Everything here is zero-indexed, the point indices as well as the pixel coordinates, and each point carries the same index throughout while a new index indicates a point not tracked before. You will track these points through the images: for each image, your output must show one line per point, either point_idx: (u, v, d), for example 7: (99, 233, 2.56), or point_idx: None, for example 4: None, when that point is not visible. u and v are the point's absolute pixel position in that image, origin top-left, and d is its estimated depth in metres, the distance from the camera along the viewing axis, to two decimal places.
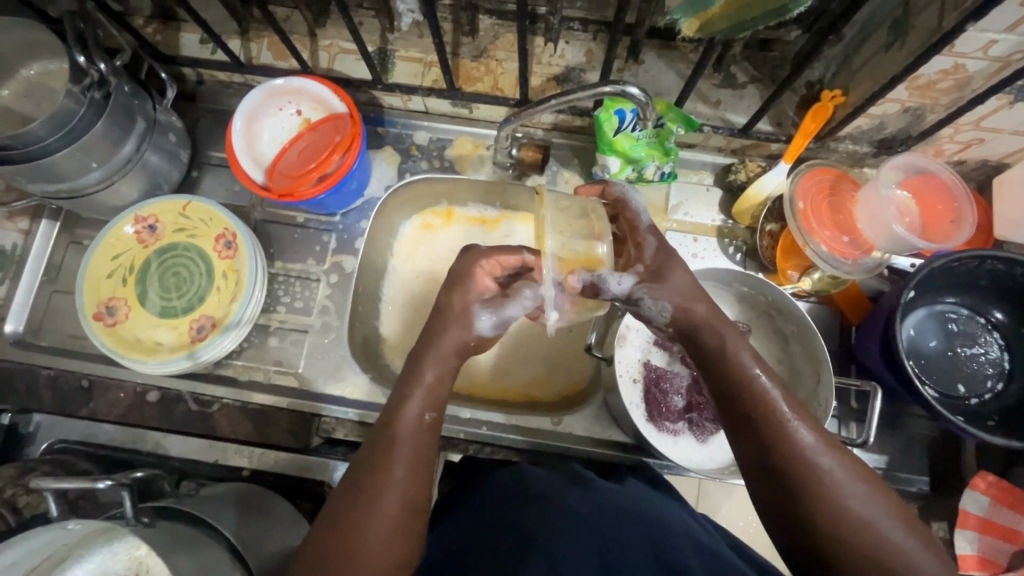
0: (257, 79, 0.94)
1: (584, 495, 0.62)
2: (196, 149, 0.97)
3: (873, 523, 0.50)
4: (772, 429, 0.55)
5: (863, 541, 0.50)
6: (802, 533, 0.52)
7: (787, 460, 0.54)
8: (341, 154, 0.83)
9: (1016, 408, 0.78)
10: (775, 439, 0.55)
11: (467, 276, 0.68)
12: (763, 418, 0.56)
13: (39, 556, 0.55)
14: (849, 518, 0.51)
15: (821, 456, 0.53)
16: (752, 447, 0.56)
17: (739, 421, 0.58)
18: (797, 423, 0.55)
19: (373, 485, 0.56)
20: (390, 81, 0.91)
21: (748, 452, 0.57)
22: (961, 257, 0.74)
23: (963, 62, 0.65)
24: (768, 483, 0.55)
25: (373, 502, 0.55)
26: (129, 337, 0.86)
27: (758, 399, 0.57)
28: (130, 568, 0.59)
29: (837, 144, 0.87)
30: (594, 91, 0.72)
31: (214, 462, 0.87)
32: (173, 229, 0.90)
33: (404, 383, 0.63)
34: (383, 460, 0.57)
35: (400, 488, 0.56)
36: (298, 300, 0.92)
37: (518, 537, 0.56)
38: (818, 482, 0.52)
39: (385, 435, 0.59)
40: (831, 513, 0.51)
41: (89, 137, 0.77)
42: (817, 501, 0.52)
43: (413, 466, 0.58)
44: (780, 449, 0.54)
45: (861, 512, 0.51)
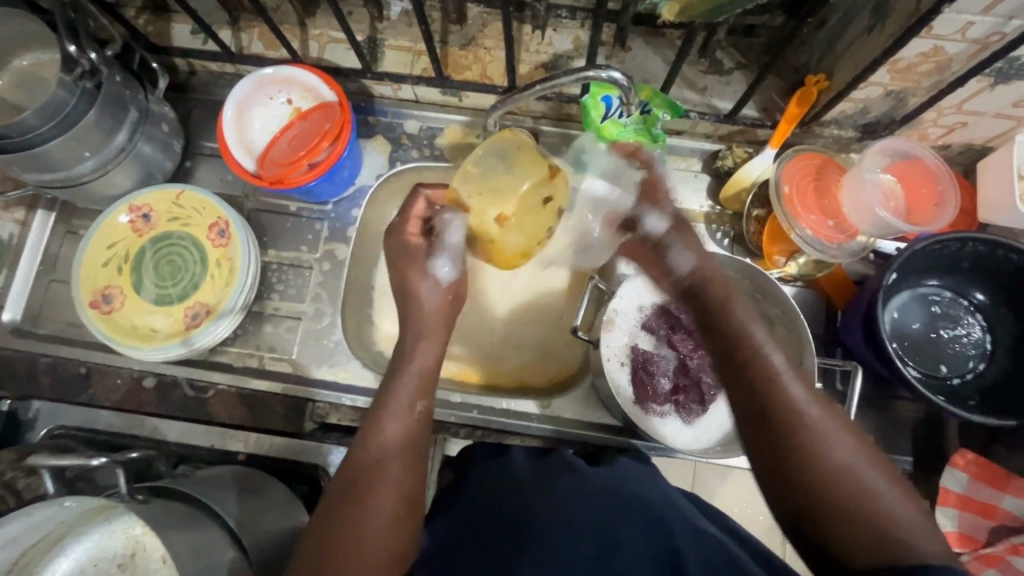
0: (249, 69, 0.95)
1: (575, 477, 0.64)
2: (190, 139, 0.98)
3: (857, 471, 0.52)
4: (763, 378, 0.58)
5: (846, 485, 0.51)
6: (790, 479, 0.54)
7: (777, 408, 0.56)
8: (330, 142, 0.84)
9: (996, 387, 0.79)
10: (768, 386, 0.58)
11: (409, 258, 0.79)
12: (759, 367, 0.59)
13: (37, 534, 0.58)
14: (833, 465, 0.52)
15: (809, 408, 0.56)
16: (745, 398, 0.59)
17: (734, 373, 0.61)
18: (788, 375, 0.58)
19: (366, 481, 0.58)
20: (380, 70, 0.91)
21: (741, 404, 0.59)
22: (942, 240, 0.75)
23: (941, 45, 0.66)
24: (758, 433, 0.57)
25: (367, 494, 0.58)
26: (125, 325, 0.88)
27: (753, 353, 0.60)
28: (126, 548, 0.60)
29: (823, 129, 0.88)
30: (578, 76, 0.73)
31: (211, 447, 0.87)
32: (166, 219, 0.91)
33: (389, 381, 0.69)
34: (373, 449, 0.61)
35: (393, 480, 0.59)
36: (291, 288, 0.93)
37: (515, 528, 0.59)
38: (804, 428, 0.55)
39: (373, 428, 0.63)
40: (818, 459, 0.53)
41: (82, 127, 0.78)
42: (805, 447, 0.54)
43: (405, 458, 0.62)
44: (771, 395, 0.57)
45: (844, 460, 0.53)
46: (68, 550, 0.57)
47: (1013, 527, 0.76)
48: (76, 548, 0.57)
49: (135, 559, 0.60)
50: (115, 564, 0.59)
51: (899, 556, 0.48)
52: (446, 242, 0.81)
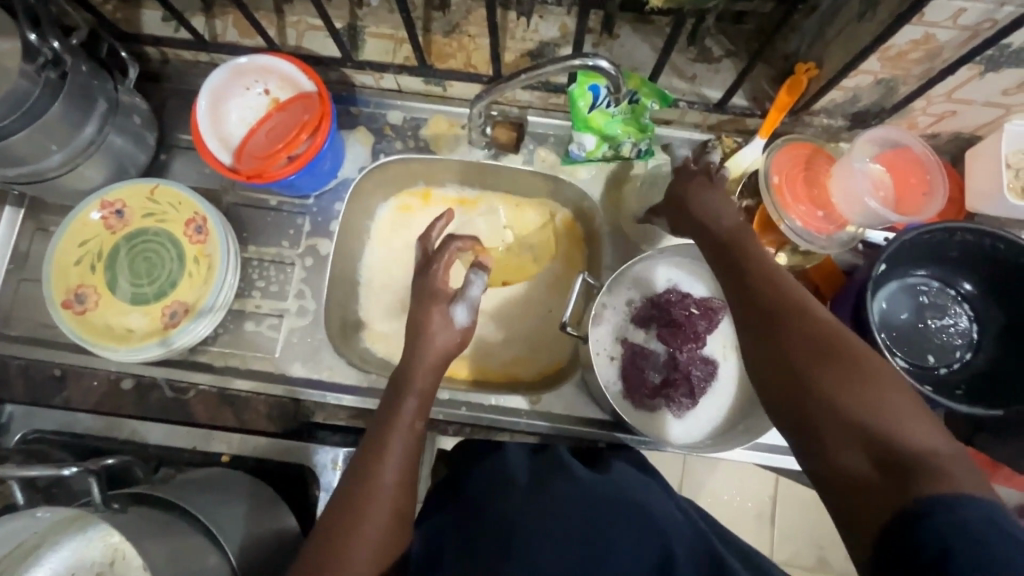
0: (224, 58, 0.92)
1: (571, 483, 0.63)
2: (164, 131, 0.94)
3: (871, 376, 0.48)
4: (771, 296, 0.55)
5: (860, 393, 0.47)
6: (803, 407, 0.49)
7: (793, 337, 0.51)
8: (309, 134, 0.81)
9: (983, 376, 0.79)
10: (783, 319, 0.53)
11: (429, 300, 0.70)
12: (775, 301, 0.55)
13: (8, 546, 0.57)
14: (846, 371, 0.48)
15: (820, 321, 0.52)
16: (752, 311, 0.56)
17: (743, 289, 0.58)
18: (798, 295, 0.55)
19: (355, 496, 0.57)
20: (361, 59, 0.88)
21: (748, 318, 0.56)
22: (931, 229, 0.75)
23: (933, 32, 0.65)
24: (764, 346, 0.53)
25: (360, 506, 0.57)
26: (100, 325, 0.85)
27: (760, 274, 0.57)
28: (106, 555, 0.60)
29: (812, 118, 0.87)
30: (564, 65, 0.71)
31: (193, 449, 0.87)
32: (141, 215, 0.88)
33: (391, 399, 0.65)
34: (370, 458, 0.59)
35: (384, 498, 0.57)
36: (273, 285, 0.91)
37: (501, 526, 0.57)
38: (814, 342, 0.51)
39: (372, 445, 0.61)
40: (833, 387, 0.48)
41: (46, 119, 0.75)
42: (819, 376, 0.49)
43: (402, 474, 0.59)
44: (786, 325, 0.53)
45: (857, 365, 0.49)
46: (43, 560, 0.58)
47: None
48: (52, 559, 0.59)
49: (116, 566, 0.60)
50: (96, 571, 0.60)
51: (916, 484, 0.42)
52: (468, 294, 0.72)
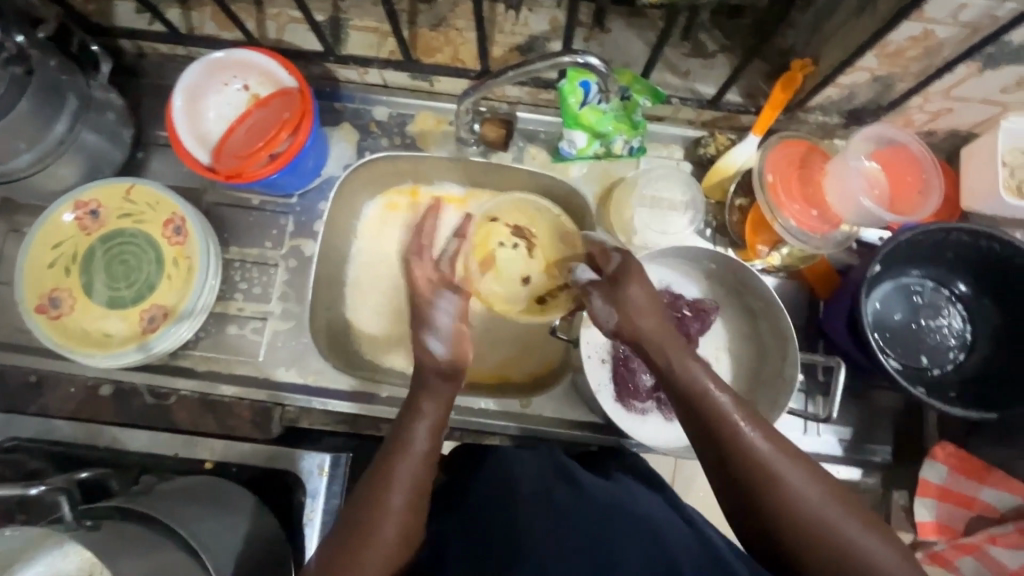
0: (202, 52, 0.88)
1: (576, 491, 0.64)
2: (141, 128, 0.91)
3: (831, 522, 0.51)
4: (732, 442, 0.55)
5: (821, 539, 0.51)
6: (773, 546, 0.53)
7: (747, 476, 0.54)
8: (290, 132, 0.78)
9: (976, 378, 0.78)
10: (736, 456, 0.55)
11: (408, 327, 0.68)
12: (723, 437, 0.55)
13: None
14: (805, 520, 0.52)
15: (781, 466, 0.53)
16: (714, 460, 0.56)
17: (702, 438, 0.57)
18: (755, 432, 0.55)
19: (365, 517, 0.57)
20: (344, 53, 0.85)
21: (711, 464, 0.57)
22: (926, 230, 0.73)
23: (931, 28, 0.63)
24: (730, 491, 0.55)
25: (371, 526, 0.57)
26: (76, 330, 0.82)
27: (713, 411, 0.56)
28: (84, 570, 0.55)
29: (808, 115, 0.85)
30: (552, 62, 0.68)
31: (175, 456, 0.83)
32: (117, 215, 0.85)
33: (404, 420, 0.64)
34: (382, 479, 0.59)
35: (399, 519, 0.58)
36: (256, 287, 0.88)
37: (508, 534, 0.61)
38: (776, 493, 0.53)
39: (384, 465, 0.60)
40: (797, 528, 0.52)
41: (13, 117, 0.71)
42: (782, 519, 0.52)
43: (415, 494, 0.60)
44: (742, 466, 0.54)
45: (816, 510, 0.52)
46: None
47: (990, 518, 0.78)
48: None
49: None
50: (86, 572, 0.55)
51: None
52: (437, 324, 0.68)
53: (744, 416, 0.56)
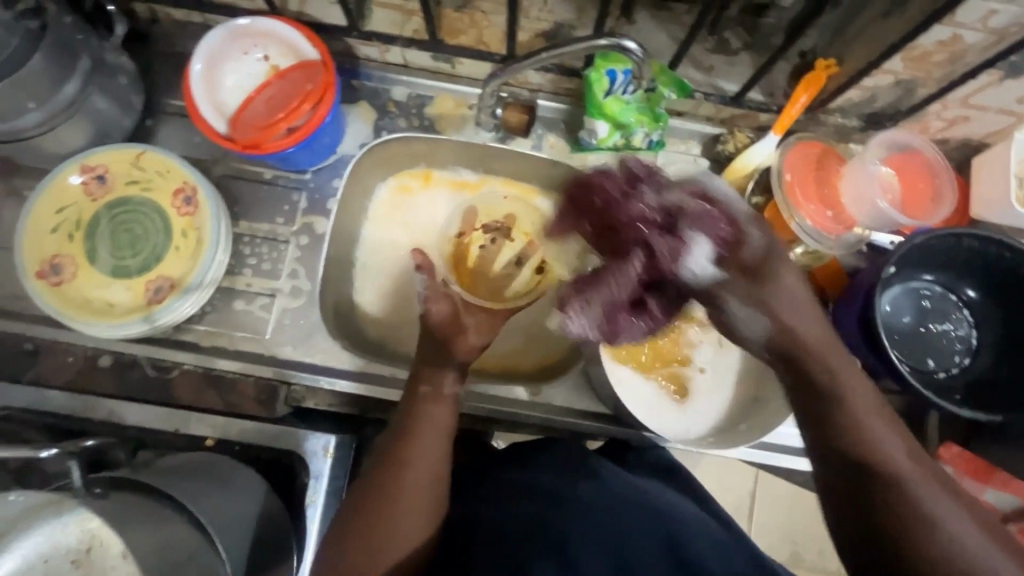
0: (219, 20, 0.86)
1: (591, 485, 0.67)
2: (150, 95, 0.89)
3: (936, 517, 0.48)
4: (848, 426, 0.54)
5: (924, 533, 0.47)
6: (867, 535, 0.50)
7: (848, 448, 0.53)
8: (312, 104, 0.77)
9: (981, 382, 0.80)
10: (845, 434, 0.54)
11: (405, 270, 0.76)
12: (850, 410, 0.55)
13: None
14: (921, 514, 0.48)
15: (888, 444, 0.53)
16: (833, 461, 0.54)
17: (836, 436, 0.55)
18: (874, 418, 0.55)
19: (382, 495, 0.60)
20: (367, 30, 0.84)
21: (826, 471, 0.55)
22: (940, 235, 0.75)
23: (960, 33, 0.64)
24: (844, 492, 0.53)
25: (393, 487, 0.61)
26: (77, 298, 0.80)
27: (838, 403, 0.56)
28: (82, 541, 0.59)
29: (827, 117, 0.86)
30: (589, 44, 0.68)
31: (175, 431, 0.81)
32: (125, 182, 0.83)
33: (411, 406, 0.67)
34: (402, 444, 0.64)
35: (416, 495, 0.61)
36: (265, 263, 0.86)
37: (535, 528, 0.61)
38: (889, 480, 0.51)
39: (396, 444, 0.64)
40: (881, 502, 0.50)
41: (25, 72, 0.69)
42: (862, 483, 0.52)
43: (429, 473, 0.62)
44: (860, 434, 0.54)
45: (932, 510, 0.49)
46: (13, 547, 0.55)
47: (986, 516, 0.82)
48: (22, 546, 0.56)
49: (92, 554, 0.59)
50: (69, 560, 0.58)
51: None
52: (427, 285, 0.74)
53: (834, 351, 0.58)
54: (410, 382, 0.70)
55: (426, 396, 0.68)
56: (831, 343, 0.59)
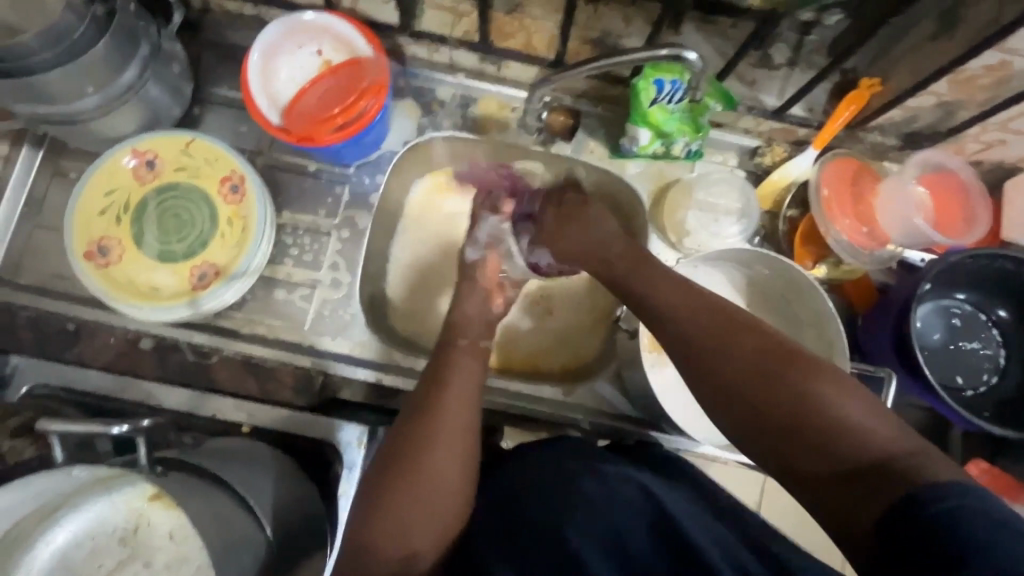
0: (271, 13, 0.87)
1: (595, 481, 0.63)
2: (198, 84, 0.89)
3: (828, 407, 0.52)
4: (693, 345, 0.60)
5: (817, 422, 0.52)
6: (761, 438, 0.55)
7: (749, 371, 0.56)
8: (369, 100, 0.78)
9: (1008, 401, 0.82)
10: (719, 370, 0.57)
11: None
12: (711, 332, 0.59)
13: (33, 504, 0.57)
14: (808, 405, 0.53)
15: (750, 361, 0.56)
16: (698, 382, 0.59)
17: (692, 363, 0.59)
18: (727, 337, 0.58)
19: (423, 443, 0.62)
20: (418, 29, 0.85)
21: (703, 393, 0.59)
22: (974, 254, 0.76)
23: (1009, 59, 0.66)
24: (729, 413, 0.57)
25: (423, 429, 0.63)
26: (123, 280, 0.81)
27: (682, 331, 0.61)
28: (129, 521, 0.60)
29: (866, 135, 0.88)
30: (650, 54, 0.68)
31: (211, 417, 0.82)
32: (173, 168, 0.84)
33: (446, 358, 0.70)
34: (434, 389, 0.66)
35: (454, 439, 0.63)
36: (307, 254, 0.87)
37: (550, 533, 0.57)
38: (755, 389, 0.55)
39: (432, 388, 0.67)
40: (786, 420, 0.53)
41: (89, 57, 0.70)
42: (762, 402, 0.55)
43: (465, 420, 0.64)
44: (710, 360, 0.58)
45: (816, 400, 0.53)
46: (64, 521, 0.56)
47: None
48: (73, 521, 0.57)
49: (139, 533, 0.60)
50: (117, 538, 0.59)
51: (895, 483, 0.47)
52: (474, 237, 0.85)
53: (675, 292, 0.63)
54: (444, 337, 0.73)
55: (462, 349, 0.71)
56: (677, 286, 0.64)
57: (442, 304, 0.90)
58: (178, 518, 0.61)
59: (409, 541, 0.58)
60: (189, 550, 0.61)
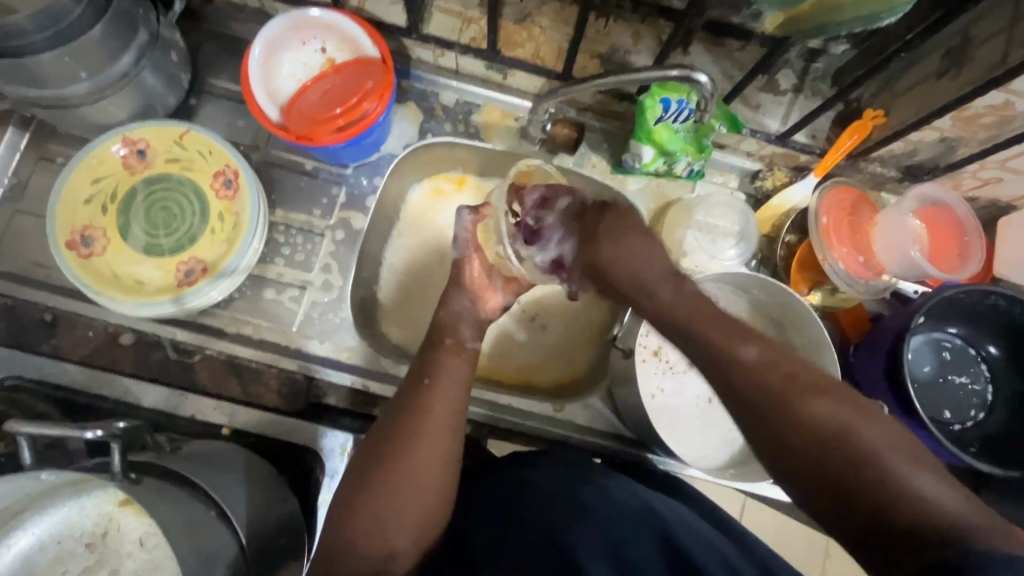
0: (276, 7, 0.85)
1: (597, 495, 0.63)
2: (195, 73, 0.87)
3: (885, 464, 0.51)
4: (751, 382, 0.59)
5: (872, 475, 0.51)
6: (815, 491, 0.54)
7: (805, 428, 0.55)
8: (372, 101, 0.77)
9: (995, 437, 0.82)
10: (780, 420, 0.56)
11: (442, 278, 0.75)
12: (766, 379, 0.58)
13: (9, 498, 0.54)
14: (869, 461, 0.52)
15: (808, 410, 0.56)
16: (755, 428, 0.58)
17: (753, 409, 0.59)
18: (786, 385, 0.58)
19: (404, 444, 0.61)
20: (425, 32, 0.84)
21: (759, 440, 0.58)
22: (968, 290, 0.77)
23: (1011, 100, 0.66)
24: (783, 463, 0.56)
25: (413, 435, 0.61)
26: (106, 272, 0.79)
27: (739, 373, 0.60)
28: (98, 525, 0.56)
29: (867, 164, 0.88)
30: (660, 73, 0.68)
31: (191, 417, 0.79)
32: (165, 159, 0.82)
33: (428, 359, 0.68)
34: (421, 399, 0.64)
35: (433, 443, 0.61)
36: (299, 253, 0.85)
37: (543, 538, 0.57)
38: (812, 440, 0.55)
39: (417, 396, 0.64)
40: (839, 472, 0.52)
41: (83, 42, 0.68)
42: (812, 456, 0.54)
43: (449, 423, 0.63)
44: (768, 415, 0.57)
45: (876, 453, 0.52)
46: (26, 525, 0.52)
47: None
48: (36, 525, 0.53)
49: (107, 538, 0.56)
50: (84, 543, 0.55)
51: (933, 541, 0.46)
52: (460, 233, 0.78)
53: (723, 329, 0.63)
54: (431, 335, 0.71)
55: (450, 348, 0.69)
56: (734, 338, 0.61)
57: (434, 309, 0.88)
58: (149, 524, 0.58)
59: (385, 544, 0.57)
60: (159, 557, 0.58)
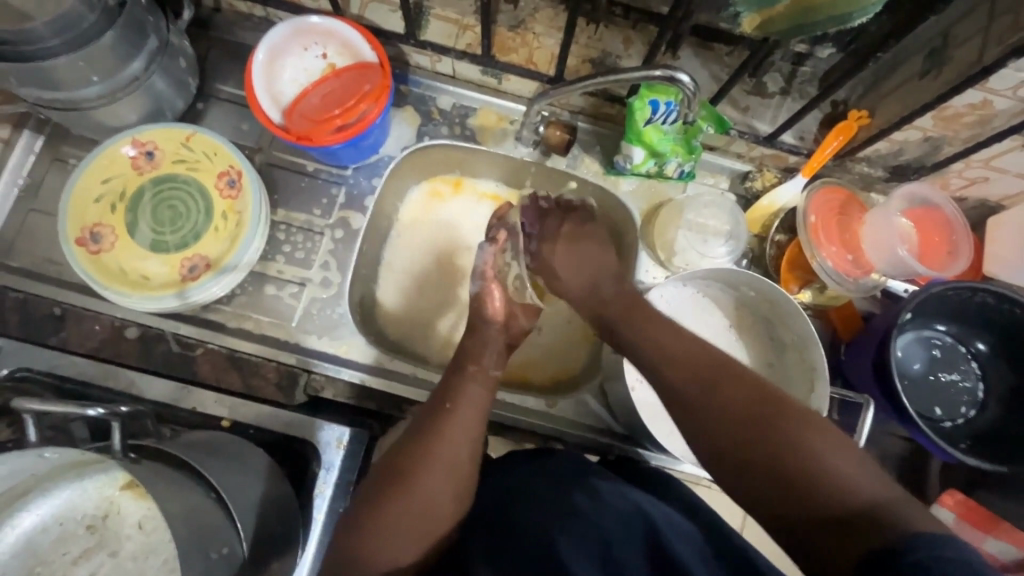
0: (281, 16, 0.89)
1: (588, 497, 0.63)
2: (203, 79, 0.91)
3: (814, 456, 0.51)
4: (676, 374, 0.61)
5: (798, 469, 0.51)
6: (746, 490, 0.54)
7: (732, 417, 0.56)
8: (369, 104, 0.80)
9: (986, 434, 0.82)
10: (709, 414, 0.57)
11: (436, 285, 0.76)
12: (697, 373, 0.60)
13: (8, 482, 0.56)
14: (793, 454, 0.52)
15: (732, 404, 0.56)
16: (685, 422, 0.59)
17: (680, 402, 0.60)
18: (713, 379, 0.59)
19: (415, 463, 0.62)
20: (423, 39, 0.87)
21: (692, 437, 0.58)
22: (955, 286, 0.77)
23: (991, 98, 0.68)
24: (715, 460, 0.56)
25: (428, 451, 0.63)
26: (113, 268, 0.82)
27: (669, 370, 0.62)
28: (99, 508, 0.60)
29: (855, 165, 0.90)
30: (645, 73, 0.70)
31: (192, 410, 0.80)
32: (173, 159, 0.85)
33: (454, 382, 0.69)
34: (438, 416, 0.65)
35: (446, 462, 0.63)
36: (299, 251, 0.88)
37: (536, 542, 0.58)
38: (737, 434, 0.55)
39: (436, 416, 0.65)
40: (767, 467, 0.52)
41: (97, 47, 0.71)
42: (747, 449, 0.54)
43: (466, 444, 0.64)
44: (698, 404, 0.58)
45: (801, 446, 0.52)
46: (32, 505, 0.57)
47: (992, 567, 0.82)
48: (41, 505, 0.57)
49: (107, 520, 0.60)
50: (84, 526, 0.59)
51: (874, 533, 0.45)
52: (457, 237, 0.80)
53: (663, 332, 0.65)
54: (458, 360, 0.72)
55: (472, 375, 0.70)
56: (674, 337, 0.64)
57: (430, 308, 0.90)
58: (146, 509, 0.61)
59: (392, 552, 0.59)
60: (156, 541, 0.60)
